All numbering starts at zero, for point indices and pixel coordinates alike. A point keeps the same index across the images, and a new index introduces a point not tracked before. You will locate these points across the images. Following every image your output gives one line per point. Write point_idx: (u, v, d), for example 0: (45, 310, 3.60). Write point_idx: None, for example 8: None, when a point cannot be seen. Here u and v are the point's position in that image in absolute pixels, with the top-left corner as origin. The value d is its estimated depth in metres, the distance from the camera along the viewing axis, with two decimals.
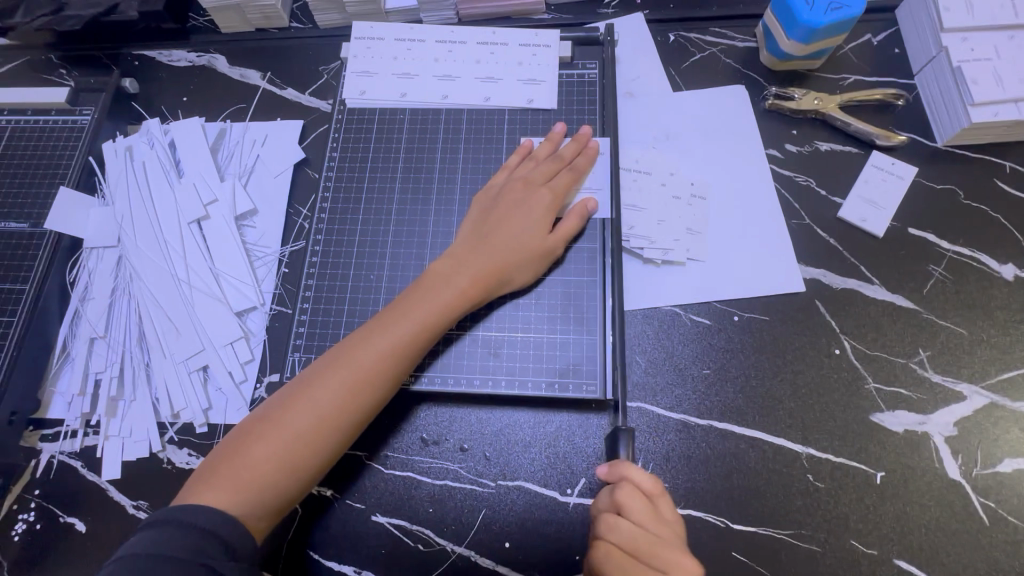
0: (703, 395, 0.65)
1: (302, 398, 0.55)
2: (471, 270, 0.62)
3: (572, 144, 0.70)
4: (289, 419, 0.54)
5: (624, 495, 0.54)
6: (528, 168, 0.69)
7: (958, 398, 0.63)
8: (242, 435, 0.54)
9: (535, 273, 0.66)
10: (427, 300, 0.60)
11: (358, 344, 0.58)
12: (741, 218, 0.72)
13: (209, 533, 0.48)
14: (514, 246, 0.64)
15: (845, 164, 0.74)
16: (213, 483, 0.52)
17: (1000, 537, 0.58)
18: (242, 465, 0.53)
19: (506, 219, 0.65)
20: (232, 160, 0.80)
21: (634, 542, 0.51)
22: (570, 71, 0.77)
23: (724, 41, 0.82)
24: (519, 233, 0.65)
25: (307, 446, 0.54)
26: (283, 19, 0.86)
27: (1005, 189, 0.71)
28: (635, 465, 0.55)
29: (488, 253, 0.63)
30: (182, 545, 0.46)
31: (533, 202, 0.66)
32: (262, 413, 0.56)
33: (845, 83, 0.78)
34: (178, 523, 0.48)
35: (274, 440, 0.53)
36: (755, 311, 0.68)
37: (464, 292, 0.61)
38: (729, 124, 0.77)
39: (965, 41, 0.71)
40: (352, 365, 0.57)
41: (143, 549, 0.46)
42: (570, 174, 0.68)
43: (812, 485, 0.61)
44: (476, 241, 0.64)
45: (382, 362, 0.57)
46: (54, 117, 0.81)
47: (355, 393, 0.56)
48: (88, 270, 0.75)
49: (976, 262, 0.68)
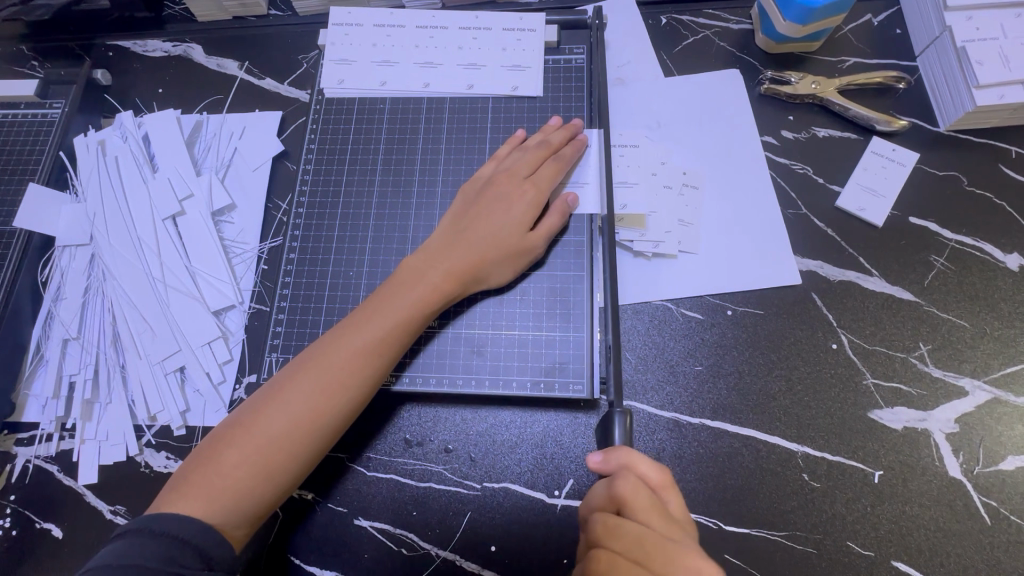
0: (695, 392, 0.63)
1: (275, 402, 0.53)
2: (449, 266, 0.60)
3: (557, 139, 0.67)
4: (263, 423, 0.52)
5: (626, 489, 0.47)
6: (514, 159, 0.66)
7: (960, 394, 0.61)
8: (215, 442, 0.52)
9: (515, 271, 0.63)
10: (404, 298, 0.58)
11: (332, 344, 0.56)
12: (735, 208, 0.69)
13: (183, 542, 0.47)
14: (491, 241, 0.61)
15: (844, 151, 0.71)
16: (187, 492, 0.50)
17: (1003, 537, 0.56)
18: (216, 472, 0.50)
19: (485, 214, 0.63)
20: (208, 154, 0.77)
21: (638, 541, 0.45)
22: (557, 56, 0.74)
23: (718, 23, 0.79)
24: (499, 226, 0.62)
25: (282, 450, 0.52)
26: (260, 7, 0.83)
27: (1011, 176, 0.68)
28: (638, 456, 0.49)
29: (465, 247, 0.61)
30: (152, 554, 0.45)
31: (515, 195, 0.63)
32: (235, 418, 0.54)
33: (844, 66, 0.75)
34: (154, 532, 0.47)
35: (248, 445, 0.51)
36: (750, 305, 0.66)
37: (443, 289, 0.59)
38: (723, 111, 0.74)
39: (970, 20, 0.68)
40: (326, 365, 0.55)
41: (115, 559, 0.44)
42: (556, 164, 0.65)
43: (807, 484, 0.59)
44: (454, 237, 0.62)
45: (357, 361, 0.55)
46: (24, 110, 0.78)
47: (330, 395, 0.54)
48: (61, 269, 0.73)
49: (979, 251, 0.66)
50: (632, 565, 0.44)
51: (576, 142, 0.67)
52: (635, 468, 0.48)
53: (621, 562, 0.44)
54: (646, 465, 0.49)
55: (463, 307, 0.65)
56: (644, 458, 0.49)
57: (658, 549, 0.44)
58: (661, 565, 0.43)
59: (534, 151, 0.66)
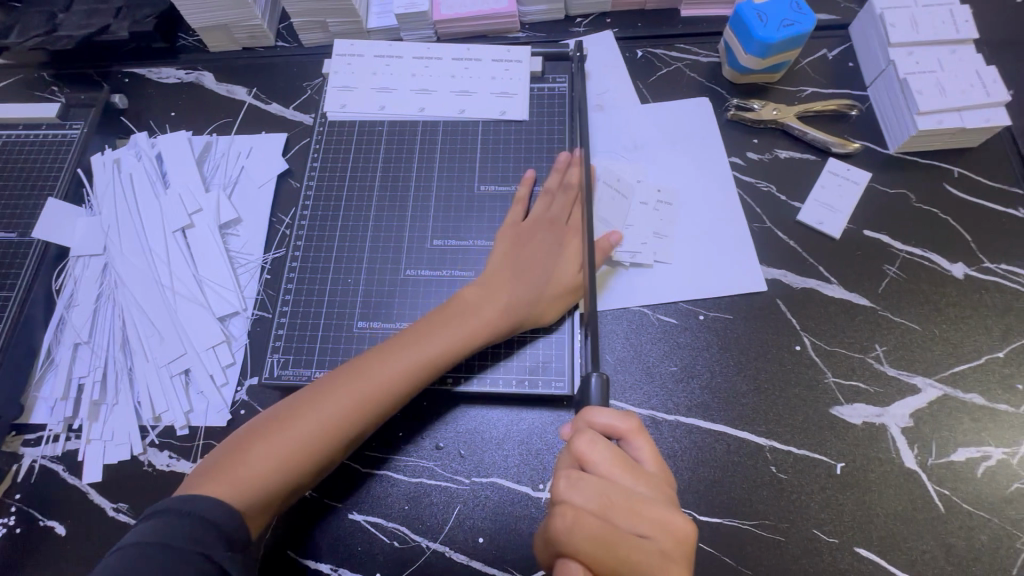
0: (671, 391, 0.68)
1: (313, 406, 0.57)
2: (503, 305, 0.65)
3: (576, 179, 0.73)
4: (293, 426, 0.56)
5: (586, 446, 0.47)
6: (544, 201, 0.72)
7: (914, 391, 0.66)
8: (246, 438, 0.56)
9: (559, 306, 0.68)
10: (439, 331, 0.63)
11: (376, 362, 0.60)
12: (705, 222, 0.75)
13: (208, 523, 0.49)
14: (545, 283, 0.67)
15: (803, 170, 0.78)
16: (214, 478, 0.53)
17: (956, 523, 0.60)
18: (245, 463, 0.54)
19: (535, 259, 0.68)
20: (217, 171, 0.82)
21: (602, 496, 0.45)
22: (541, 85, 0.82)
23: (689, 56, 0.87)
24: (550, 269, 0.68)
25: (303, 454, 0.55)
26: (268, 39, 0.90)
27: (953, 193, 0.75)
28: (598, 411, 0.49)
29: (517, 288, 0.66)
30: (181, 534, 0.47)
31: (559, 240, 0.69)
32: (271, 414, 0.58)
33: (803, 95, 0.82)
34: (181, 512, 0.49)
35: (281, 443, 0.55)
36: (720, 310, 0.71)
37: (484, 324, 0.64)
38: (695, 135, 0.81)
39: (910, 55, 0.76)
40: (368, 380, 0.59)
41: (143, 538, 0.47)
42: (586, 203, 0.72)
43: (776, 477, 0.63)
44: (507, 278, 0.67)
45: (397, 382, 0.60)
46: (44, 131, 0.84)
47: (366, 409, 0.58)
48: (74, 278, 0.77)
49: (928, 261, 0.72)
50: (596, 521, 0.45)
51: (591, 175, 0.74)
52: (595, 422, 0.49)
53: (587, 519, 0.45)
54: (606, 417, 0.49)
55: (513, 348, 0.69)
56: (603, 410, 0.50)
57: (621, 501, 0.45)
58: (624, 515, 0.45)
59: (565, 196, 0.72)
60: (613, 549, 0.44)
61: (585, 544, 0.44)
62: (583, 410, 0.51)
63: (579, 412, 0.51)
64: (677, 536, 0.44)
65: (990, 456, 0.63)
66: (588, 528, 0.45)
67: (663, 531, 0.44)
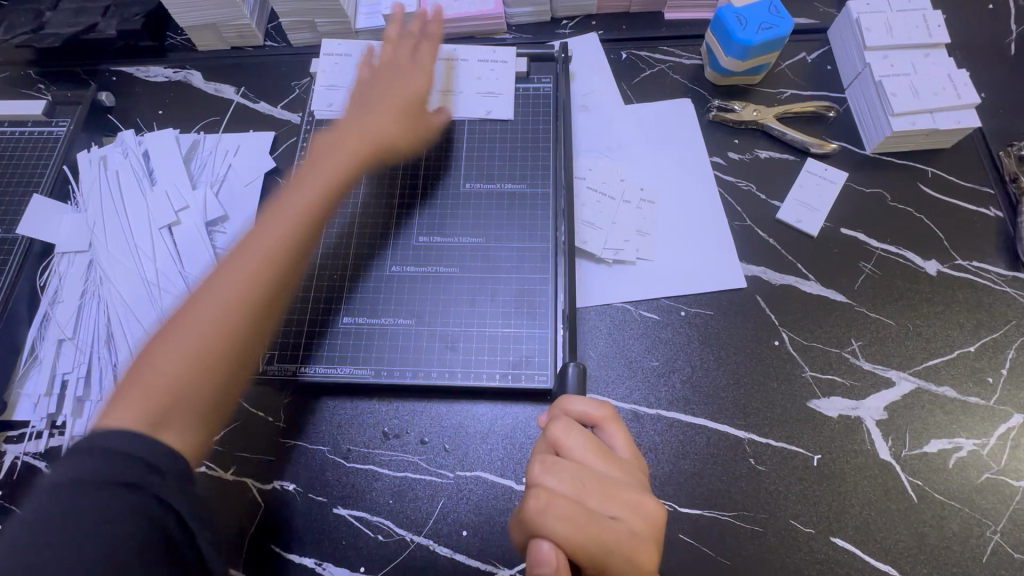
0: (652, 386, 0.69)
1: (202, 292, 0.55)
2: (353, 152, 0.68)
3: (422, 31, 0.78)
4: (190, 317, 0.54)
5: (560, 432, 0.49)
6: (389, 50, 0.76)
7: (888, 384, 0.67)
8: (148, 349, 0.53)
9: (410, 138, 0.74)
10: (304, 188, 0.64)
11: (255, 233, 0.60)
12: (687, 220, 0.77)
13: (129, 454, 0.43)
14: (391, 110, 0.72)
15: (783, 170, 0.79)
16: (121, 404, 0.48)
17: (929, 512, 0.62)
18: (154, 372, 0.51)
19: (378, 102, 0.72)
20: (204, 168, 0.83)
21: (577, 479, 0.46)
22: (526, 84, 0.83)
23: (672, 59, 0.88)
24: (394, 100, 0.73)
25: (218, 334, 0.53)
26: (257, 38, 0.91)
27: (928, 192, 0.77)
28: (570, 399, 0.53)
29: (364, 129, 0.70)
30: (104, 471, 0.41)
31: (404, 77, 0.74)
32: (164, 327, 0.54)
33: (782, 97, 0.84)
34: (96, 448, 0.43)
35: (182, 336, 0.53)
36: (700, 306, 0.72)
37: (341, 168, 0.67)
38: (677, 134, 0.82)
39: (885, 58, 0.78)
40: (254, 249, 0.58)
41: (59, 478, 0.41)
42: (429, 44, 0.77)
43: (754, 468, 0.64)
44: (356, 130, 0.70)
45: (283, 241, 0.59)
46: (30, 128, 0.84)
47: (262, 271, 0.57)
48: (58, 274, 0.77)
49: (903, 258, 0.74)
50: (571, 502, 0.45)
51: (434, 17, 0.79)
52: (569, 410, 0.52)
53: (561, 500, 0.45)
54: (579, 405, 0.52)
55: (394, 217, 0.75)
56: (577, 400, 0.53)
57: (595, 483, 0.46)
58: (598, 497, 0.46)
59: (405, 48, 0.77)
60: (586, 529, 0.44)
61: (560, 525, 0.44)
62: (558, 402, 0.54)
63: (553, 404, 0.54)
64: (649, 517, 0.46)
65: (961, 448, 0.64)
66: (563, 509, 0.45)
67: (636, 514, 0.46)
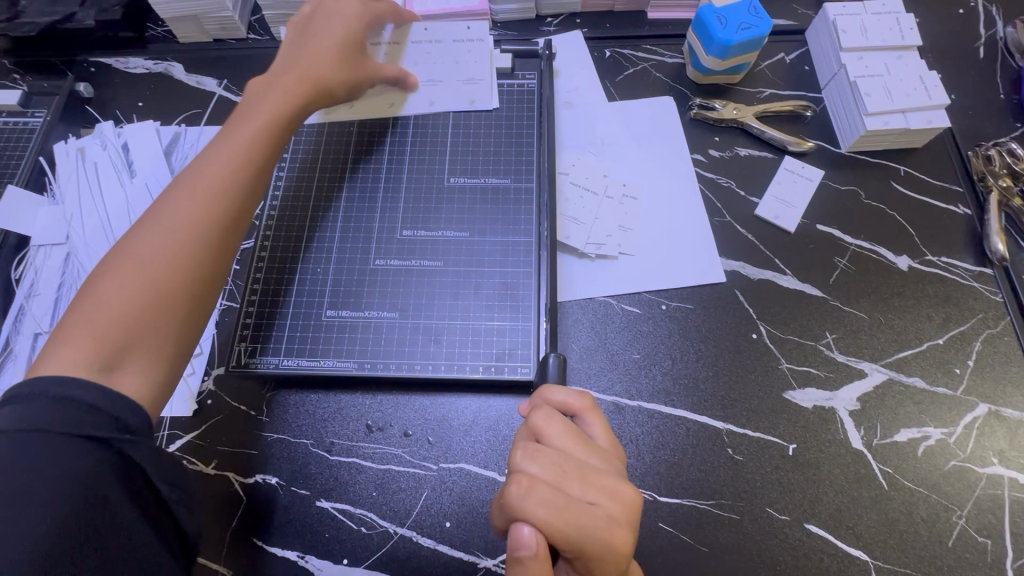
0: (633, 378, 0.70)
1: (146, 229, 0.55)
2: (292, 91, 0.68)
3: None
4: (134, 254, 0.53)
5: (541, 419, 0.50)
6: None
7: (860, 375, 0.69)
8: (97, 280, 0.52)
9: (349, 80, 0.73)
10: (243, 126, 0.64)
11: (195, 172, 0.59)
12: (668, 215, 0.78)
13: (82, 403, 0.45)
14: (329, 51, 0.71)
15: (761, 168, 0.81)
16: (67, 344, 0.49)
17: (898, 499, 0.64)
18: (100, 308, 0.51)
19: (315, 43, 0.71)
20: (185, 161, 0.82)
21: (557, 464, 0.47)
22: (510, 80, 0.83)
23: (655, 57, 0.90)
24: (332, 40, 0.72)
25: (168, 271, 0.53)
26: (239, 30, 0.90)
27: (900, 190, 0.79)
28: (552, 388, 0.54)
29: (301, 69, 0.69)
30: (62, 419, 0.43)
31: (338, 16, 0.73)
32: (106, 266, 0.53)
33: (761, 96, 0.86)
34: (45, 394, 0.44)
35: (127, 271, 0.52)
36: (681, 301, 0.74)
37: (279, 104, 0.67)
38: (659, 131, 0.84)
39: (860, 59, 0.80)
40: (196, 185, 0.58)
41: (13, 426, 0.42)
42: None
43: (732, 459, 0.66)
44: (293, 71, 0.69)
45: (227, 176, 0.59)
46: (4, 118, 0.82)
47: (208, 204, 0.57)
48: (34, 267, 0.75)
49: (876, 254, 0.76)
50: (551, 488, 0.46)
51: None
52: (550, 399, 0.53)
53: (542, 486, 0.46)
54: (560, 394, 0.53)
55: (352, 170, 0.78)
56: (558, 389, 0.54)
57: (575, 469, 0.47)
58: (576, 483, 0.47)
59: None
60: (565, 513, 0.45)
61: (540, 509, 0.45)
62: (540, 391, 0.55)
63: (534, 394, 0.56)
64: (625, 504, 0.47)
65: (930, 437, 0.66)
66: (543, 495, 0.45)
67: (613, 500, 0.47)
